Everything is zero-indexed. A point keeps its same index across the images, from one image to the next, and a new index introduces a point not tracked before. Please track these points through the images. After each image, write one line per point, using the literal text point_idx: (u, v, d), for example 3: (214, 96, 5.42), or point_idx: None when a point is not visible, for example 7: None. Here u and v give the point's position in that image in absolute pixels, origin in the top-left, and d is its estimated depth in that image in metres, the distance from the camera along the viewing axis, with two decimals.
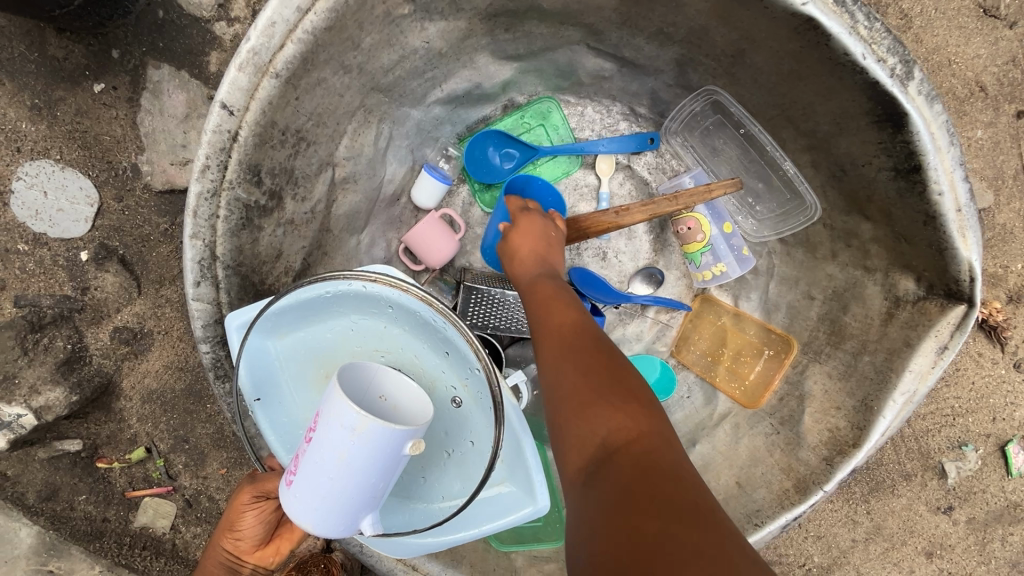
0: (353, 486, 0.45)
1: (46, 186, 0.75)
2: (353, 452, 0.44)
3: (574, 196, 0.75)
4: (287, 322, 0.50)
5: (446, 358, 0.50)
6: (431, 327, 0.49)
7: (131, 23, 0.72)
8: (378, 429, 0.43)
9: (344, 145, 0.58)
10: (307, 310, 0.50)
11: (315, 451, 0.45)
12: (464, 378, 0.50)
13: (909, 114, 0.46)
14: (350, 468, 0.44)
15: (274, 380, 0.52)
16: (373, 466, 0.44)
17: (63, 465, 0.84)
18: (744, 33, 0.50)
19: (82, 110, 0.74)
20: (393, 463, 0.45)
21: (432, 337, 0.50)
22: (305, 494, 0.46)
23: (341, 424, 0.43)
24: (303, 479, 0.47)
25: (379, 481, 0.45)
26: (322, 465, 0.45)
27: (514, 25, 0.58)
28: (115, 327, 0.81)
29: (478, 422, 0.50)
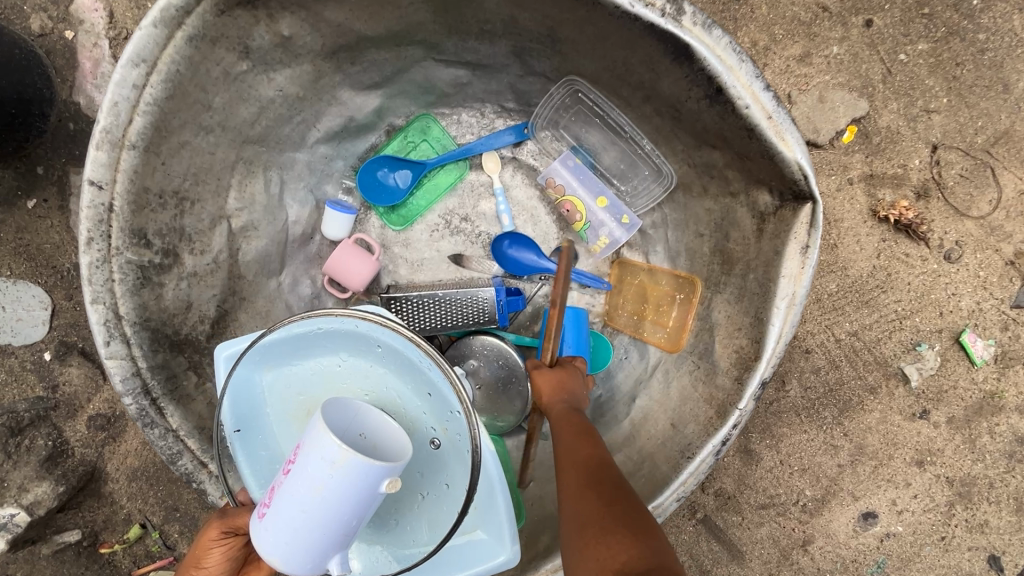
0: (328, 523, 0.43)
1: (4, 301, 0.83)
2: (330, 485, 0.41)
3: (473, 196, 0.80)
4: (276, 355, 0.53)
5: (428, 400, 0.51)
6: (415, 366, 0.51)
7: (50, 140, 0.81)
8: (359, 463, 0.41)
9: (233, 197, 0.64)
10: (295, 345, 0.53)
11: (292, 486, 0.43)
12: (447, 423, 0.50)
13: (691, 44, 0.51)
14: (325, 504, 0.42)
15: (256, 412, 0.54)
16: (345, 502, 0.42)
17: (68, 556, 0.89)
18: (542, 13, 0.56)
19: (24, 226, 0.83)
20: (370, 500, 0.43)
21: (415, 378, 0.52)
22: (274, 527, 0.44)
23: (321, 458, 0.41)
24: (274, 511, 0.44)
25: (351, 518, 0.43)
26: (297, 501, 0.43)
27: (357, 57, 0.64)
28: (90, 416, 0.87)
29: (456, 467, 0.50)
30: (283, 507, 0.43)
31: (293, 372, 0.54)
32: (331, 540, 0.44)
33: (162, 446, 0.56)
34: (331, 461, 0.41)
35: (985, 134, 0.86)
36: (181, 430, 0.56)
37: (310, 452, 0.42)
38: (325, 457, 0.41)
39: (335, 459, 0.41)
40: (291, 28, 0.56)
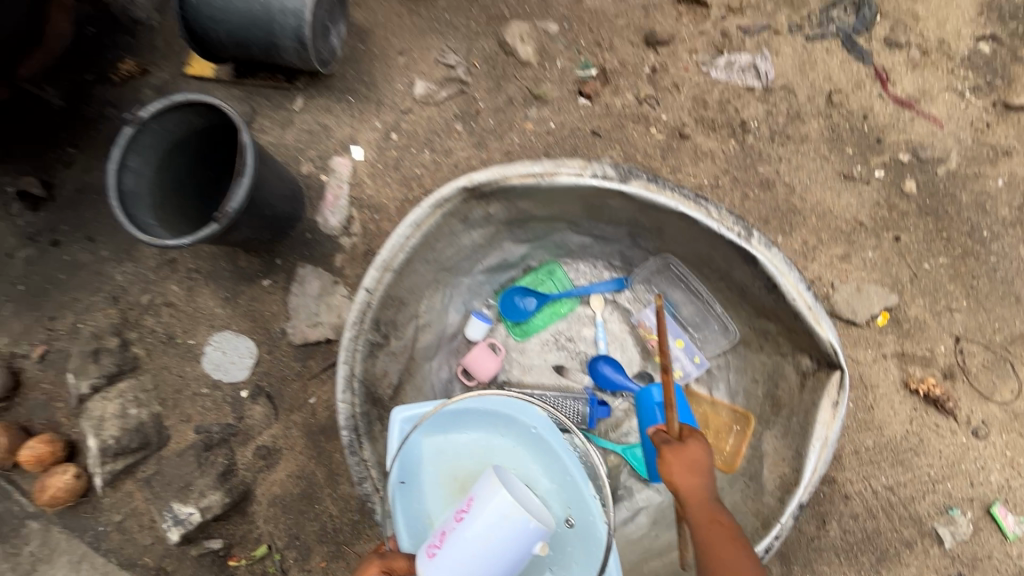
0: (491, 564, 0.62)
1: (226, 348, 1.15)
2: (499, 533, 0.62)
3: (578, 323, 1.06)
4: (445, 429, 0.76)
5: (559, 484, 0.73)
6: (555, 457, 0.74)
7: (291, 242, 1.17)
8: (525, 519, 0.62)
9: (424, 304, 0.94)
10: (461, 425, 0.77)
11: (467, 532, 0.63)
12: (574, 507, 0.73)
13: (756, 255, 0.78)
14: (495, 547, 0.62)
15: (417, 471, 0.75)
16: (508, 549, 0.62)
17: (207, 561, 1.09)
18: (656, 219, 0.86)
19: (256, 297, 1.16)
20: (523, 550, 0.63)
21: (551, 466, 0.74)
22: (446, 563, 0.63)
23: (499, 511, 0.62)
24: (448, 550, 0.63)
25: (508, 562, 0.63)
26: (470, 543, 0.62)
27: (523, 225, 0.96)
28: (257, 446, 1.12)
29: (580, 545, 0.71)
30: (458, 549, 0.63)
31: (452, 443, 0.76)
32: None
33: (358, 469, 0.80)
34: (505, 515, 0.62)
35: (1003, 335, 1.05)
36: (370, 461, 0.80)
37: (486, 507, 0.63)
38: (502, 511, 0.62)
39: (507, 513, 0.62)
40: (494, 210, 0.88)
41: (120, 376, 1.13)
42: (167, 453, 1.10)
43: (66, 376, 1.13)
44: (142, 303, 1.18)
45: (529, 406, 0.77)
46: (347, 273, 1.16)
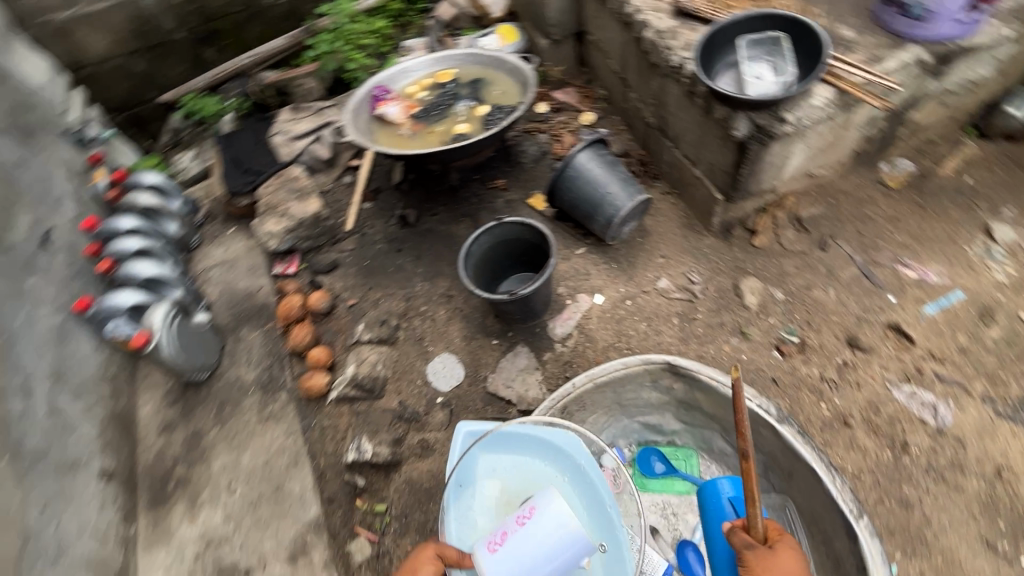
0: (552, 561, 0.88)
1: (447, 365, 1.63)
2: (554, 539, 0.89)
3: (687, 507, 1.28)
4: (501, 451, 1.09)
5: (591, 513, 1.03)
6: (593, 492, 1.04)
7: (525, 327, 1.65)
8: (578, 531, 0.89)
9: (594, 418, 1.29)
10: (513, 451, 1.09)
11: (531, 532, 0.90)
12: (607, 537, 1.01)
13: (857, 532, 0.98)
14: (554, 550, 0.88)
15: (477, 479, 1.07)
16: (565, 551, 0.88)
17: (346, 488, 1.48)
18: (790, 463, 1.11)
19: (483, 347, 1.65)
20: (571, 558, 0.89)
21: (587, 497, 1.04)
22: (511, 558, 0.89)
23: (562, 523, 0.89)
24: (512, 547, 0.90)
25: (564, 561, 0.88)
26: (529, 543, 0.89)
27: (688, 409, 1.28)
28: (423, 438, 1.52)
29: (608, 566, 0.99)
30: (520, 545, 0.89)
31: (502, 464, 1.09)
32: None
33: None
34: (564, 528, 0.89)
35: None
36: None
37: (551, 516, 0.90)
38: (563, 521, 0.89)
39: (565, 525, 0.89)
40: (677, 387, 1.24)
41: (384, 343, 1.69)
42: (376, 405, 1.58)
43: (357, 324, 1.74)
44: (419, 309, 1.76)
45: (576, 444, 1.08)
46: (546, 367, 1.57)
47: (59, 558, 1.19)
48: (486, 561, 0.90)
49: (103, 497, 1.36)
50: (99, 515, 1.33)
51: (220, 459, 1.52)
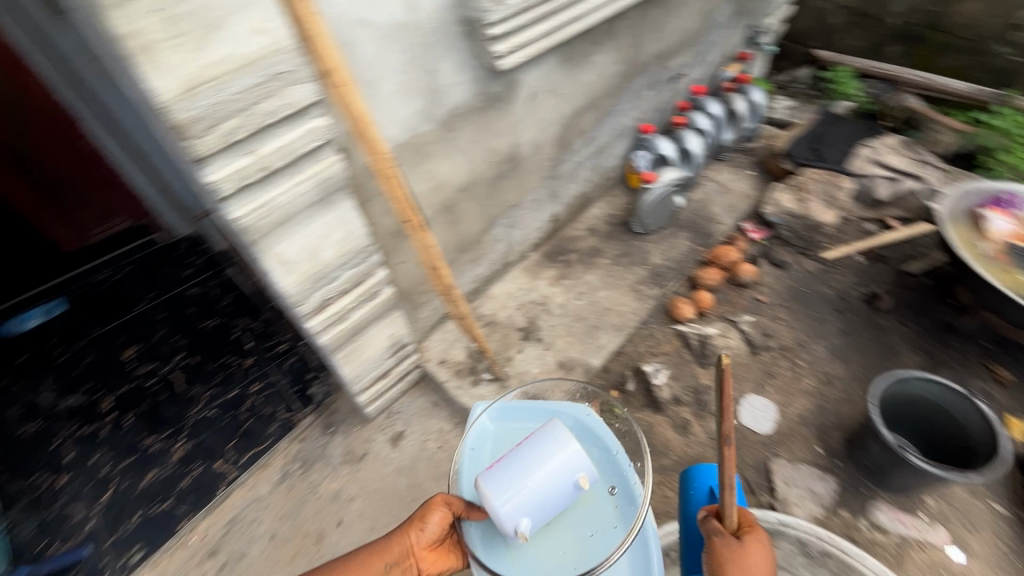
0: (544, 483, 0.86)
1: (764, 411, 1.58)
2: (556, 464, 0.87)
3: None
4: (515, 410, 1.06)
5: (605, 475, 0.96)
6: (607, 454, 0.98)
7: (858, 476, 1.43)
8: (569, 450, 0.88)
9: None
10: (524, 414, 1.05)
11: (525, 455, 0.89)
12: (614, 476, 0.95)
13: None
14: (548, 470, 0.87)
15: (491, 430, 1.04)
16: (557, 471, 0.87)
17: (618, 376, 1.68)
18: None
19: (804, 439, 1.52)
20: (563, 476, 0.87)
21: (608, 467, 0.96)
22: (502, 476, 0.87)
23: (554, 446, 0.88)
24: (502, 466, 0.89)
25: (558, 482, 0.87)
26: (534, 473, 0.86)
27: None
28: (690, 420, 1.57)
29: (608, 512, 0.92)
30: (515, 465, 0.88)
31: (514, 423, 1.04)
32: (531, 506, 0.86)
33: None
34: (556, 442, 0.89)
35: None
36: None
37: (544, 441, 0.90)
38: (553, 444, 0.88)
39: (558, 446, 0.89)
40: None
41: (748, 344, 1.71)
42: (695, 367, 1.66)
43: (747, 314, 1.80)
44: (797, 360, 1.69)
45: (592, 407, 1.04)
46: (832, 517, 1.37)
47: (514, 227, 1.75)
48: (483, 478, 0.88)
49: (541, 225, 1.89)
50: (532, 230, 1.86)
51: (591, 276, 1.89)
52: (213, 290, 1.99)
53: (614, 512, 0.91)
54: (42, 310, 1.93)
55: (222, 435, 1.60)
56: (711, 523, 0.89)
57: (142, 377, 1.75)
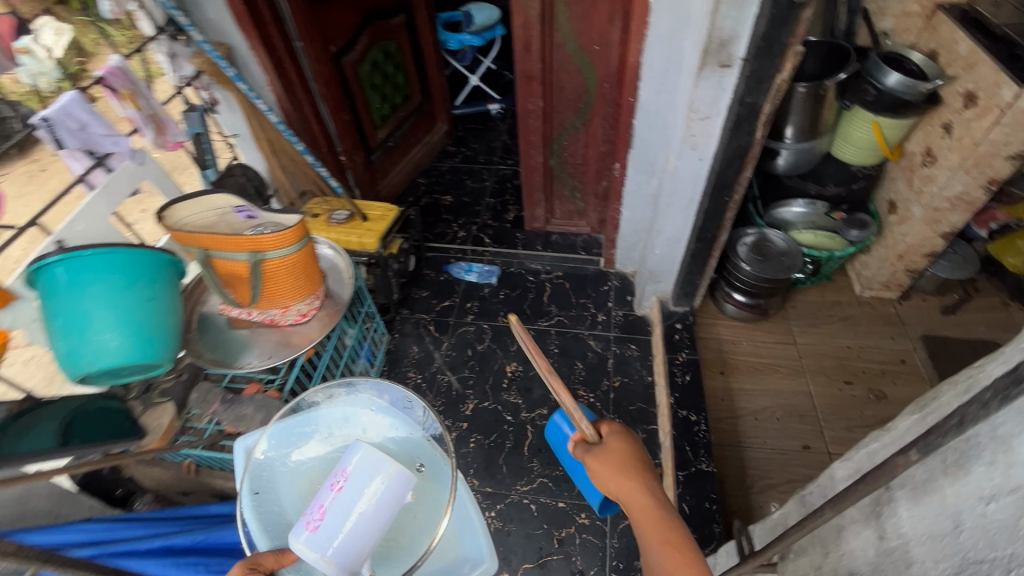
0: (370, 516, 0.73)
1: None
2: (384, 486, 0.75)
3: None
4: (284, 436, 0.87)
5: (411, 456, 0.86)
6: (401, 440, 0.87)
7: None
8: (398, 472, 0.76)
9: None
10: (293, 427, 0.88)
11: (349, 492, 0.74)
12: (421, 456, 0.86)
13: None
14: (374, 501, 0.74)
15: (271, 472, 0.84)
16: (387, 495, 0.75)
17: None
18: None
19: None
20: (393, 497, 0.76)
21: (415, 455, 0.86)
22: (326, 525, 0.72)
23: (377, 471, 0.75)
24: (328, 514, 0.73)
25: (388, 504, 0.75)
26: (352, 512, 0.73)
27: None
28: None
29: (427, 491, 0.82)
30: (339, 516, 0.72)
31: (288, 445, 0.87)
32: (361, 548, 0.73)
33: None
34: (376, 467, 0.75)
35: None
36: None
37: (363, 469, 0.75)
38: (375, 470, 0.75)
39: (387, 475, 0.75)
40: None
41: None
42: None
43: None
44: None
45: (351, 392, 0.91)
46: None
47: None
48: (305, 540, 0.72)
49: None
50: None
51: None
52: (609, 360, 1.73)
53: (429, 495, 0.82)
54: (481, 269, 2.03)
55: (526, 545, 1.39)
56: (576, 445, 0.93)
57: (505, 405, 1.66)
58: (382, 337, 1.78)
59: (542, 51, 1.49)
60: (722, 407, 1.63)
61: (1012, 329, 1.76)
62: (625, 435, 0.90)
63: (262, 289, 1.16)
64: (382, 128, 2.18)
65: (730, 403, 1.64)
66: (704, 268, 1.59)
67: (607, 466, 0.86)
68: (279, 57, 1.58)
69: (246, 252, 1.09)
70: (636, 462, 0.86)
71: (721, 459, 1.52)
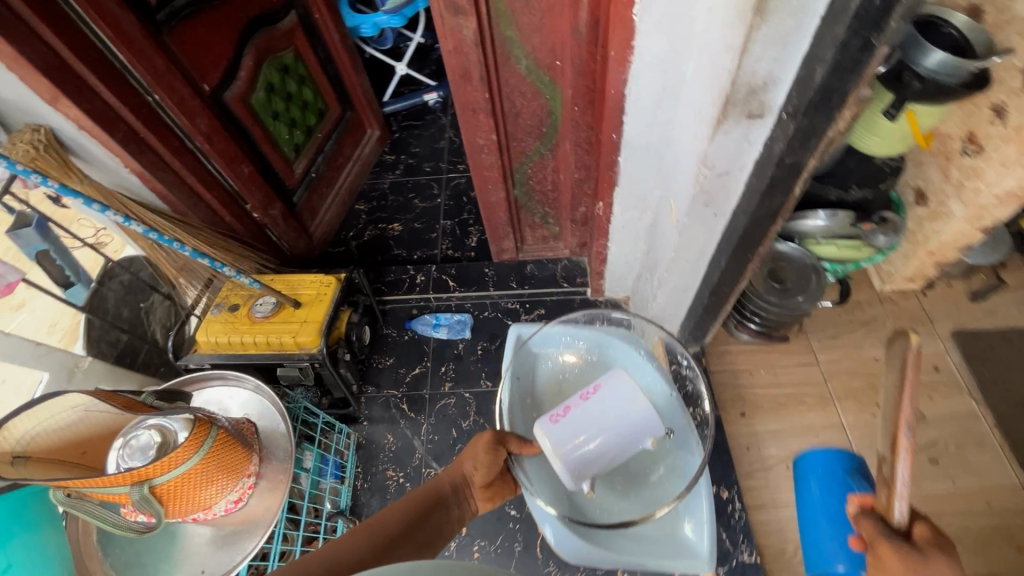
0: (609, 435, 0.96)
1: None
2: (630, 415, 0.97)
3: None
4: (558, 340, 1.30)
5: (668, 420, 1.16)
6: (656, 391, 1.22)
7: None
8: (642, 407, 0.98)
9: None
10: (570, 341, 1.29)
11: (597, 405, 0.98)
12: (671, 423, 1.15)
13: None
14: (617, 423, 0.96)
15: (532, 367, 1.27)
16: (630, 422, 0.97)
17: None
18: None
19: None
20: (633, 428, 0.97)
21: (667, 415, 1.17)
22: (569, 425, 0.96)
23: (628, 396, 0.98)
24: (574, 416, 0.97)
25: (629, 430, 0.97)
26: (596, 423, 0.96)
27: None
28: None
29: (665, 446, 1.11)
30: (584, 417, 0.97)
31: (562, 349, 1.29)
32: (595, 457, 0.96)
33: None
34: (631, 397, 0.98)
35: None
36: None
37: (617, 395, 0.98)
38: (629, 396, 0.98)
39: (631, 404, 0.98)
40: None
41: None
42: None
43: None
44: None
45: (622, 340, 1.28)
46: None
47: None
48: (550, 430, 0.96)
49: None
50: None
51: None
52: None
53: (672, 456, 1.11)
54: (450, 322, 1.71)
55: None
56: (865, 518, 0.78)
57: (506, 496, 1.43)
58: (348, 437, 1.50)
59: (487, 78, 1.11)
60: (749, 459, 1.43)
61: None
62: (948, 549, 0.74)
63: (169, 510, 0.86)
64: (299, 162, 1.75)
65: (758, 452, 1.44)
66: (717, 315, 1.32)
67: None
68: (130, 127, 1.16)
69: (121, 489, 0.78)
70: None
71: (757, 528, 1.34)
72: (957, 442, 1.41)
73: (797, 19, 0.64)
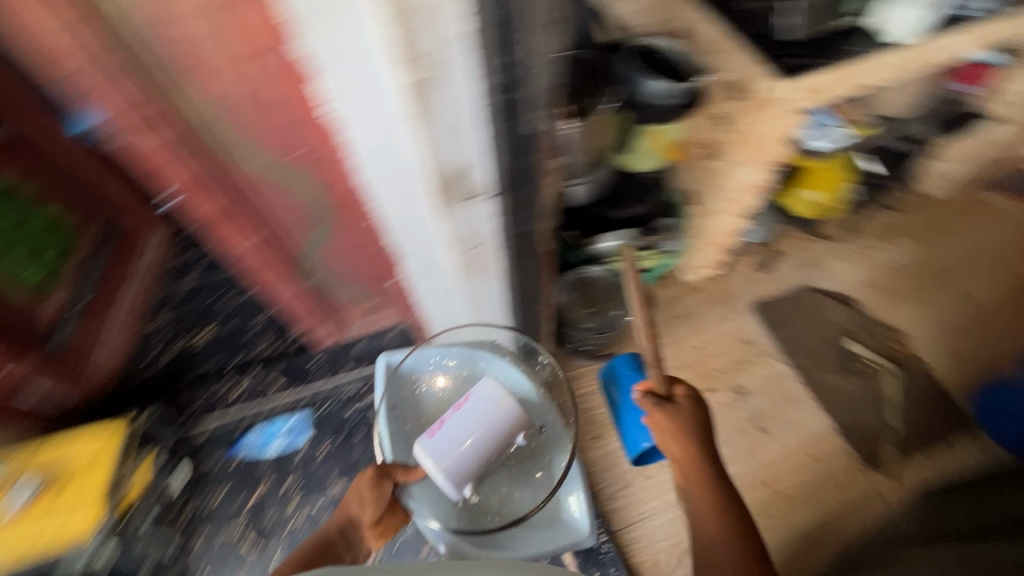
0: (479, 437, 1.01)
1: None
2: (497, 416, 1.03)
3: None
4: (423, 354, 1.27)
5: (540, 414, 1.20)
6: (524, 388, 1.22)
7: None
8: (507, 407, 1.04)
9: None
10: (435, 353, 1.27)
11: (464, 414, 1.02)
12: (541, 417, 1.20)
13: None
14: (485, 425, 1.02)
15: (404, 394, 1.27)
16: (499, 422, 1.03)
17: None
18: None
19: None
20: (502, 429, 1.03)
21: (537, 408, 1.21)
22: (440, 440, 0.99)
23: (491, 399, 1.04)
24: (444, 429, 1.01)
25: (498, 429, 1.03)
26: (464, 431, 1.00)
27: None
28: None
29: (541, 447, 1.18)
30: (454, 428, 1.00)
31: (429, 368, 1.27)
32: (467, 459, 0.99)
33: None
34: (496, 399, 1.04)
35: None
36: None
37: (482, 401, 1.04)
38: (494, 397, 1.04)
39: (505, 407, 1.04)
40: None
41: None
42: None
43: None
44: None
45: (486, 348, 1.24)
46: None
47: None
48: (427, 444, 1.00)
49: None
50: None
51: None
52: None
53: (546, 447, 1.18)
54: (286, 429, 1.55)
55: None
56: (645, 398, 1.14)
57: None
58: None
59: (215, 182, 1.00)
60: (610, 481, 1.46)
61: (815, 265, 1.83)
62: (694, 403, 1.12)
63: None
64: (49, 300, 1.49)
65: (617, 471, 1.47)
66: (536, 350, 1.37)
67: (676, 432, 1.10)
68: None
69: None
70: (696, 431, 1.10)
71: (630, 547, 1.38)
72: (775, 406, 1.57)
73: (459, 113, 0.63)
